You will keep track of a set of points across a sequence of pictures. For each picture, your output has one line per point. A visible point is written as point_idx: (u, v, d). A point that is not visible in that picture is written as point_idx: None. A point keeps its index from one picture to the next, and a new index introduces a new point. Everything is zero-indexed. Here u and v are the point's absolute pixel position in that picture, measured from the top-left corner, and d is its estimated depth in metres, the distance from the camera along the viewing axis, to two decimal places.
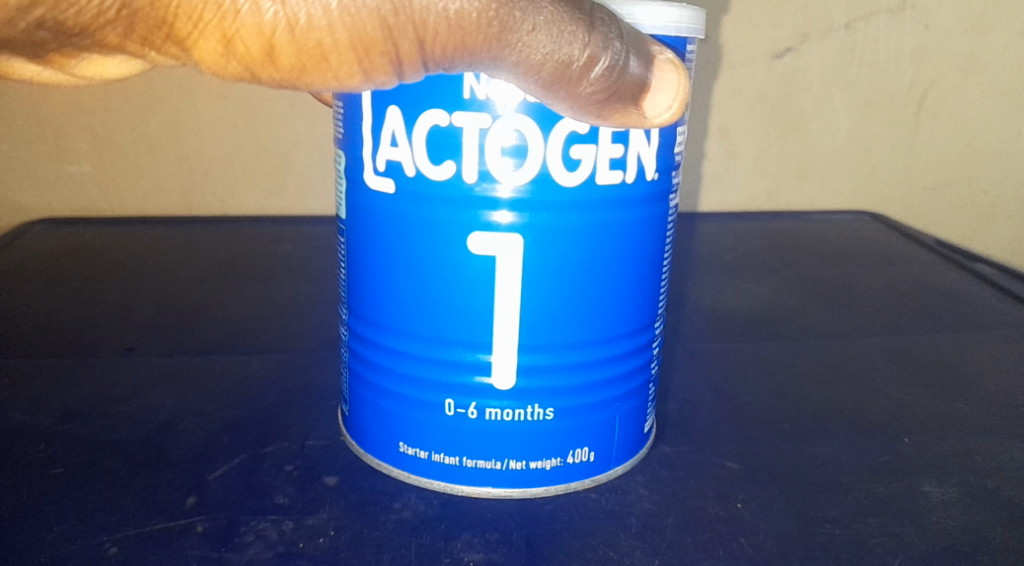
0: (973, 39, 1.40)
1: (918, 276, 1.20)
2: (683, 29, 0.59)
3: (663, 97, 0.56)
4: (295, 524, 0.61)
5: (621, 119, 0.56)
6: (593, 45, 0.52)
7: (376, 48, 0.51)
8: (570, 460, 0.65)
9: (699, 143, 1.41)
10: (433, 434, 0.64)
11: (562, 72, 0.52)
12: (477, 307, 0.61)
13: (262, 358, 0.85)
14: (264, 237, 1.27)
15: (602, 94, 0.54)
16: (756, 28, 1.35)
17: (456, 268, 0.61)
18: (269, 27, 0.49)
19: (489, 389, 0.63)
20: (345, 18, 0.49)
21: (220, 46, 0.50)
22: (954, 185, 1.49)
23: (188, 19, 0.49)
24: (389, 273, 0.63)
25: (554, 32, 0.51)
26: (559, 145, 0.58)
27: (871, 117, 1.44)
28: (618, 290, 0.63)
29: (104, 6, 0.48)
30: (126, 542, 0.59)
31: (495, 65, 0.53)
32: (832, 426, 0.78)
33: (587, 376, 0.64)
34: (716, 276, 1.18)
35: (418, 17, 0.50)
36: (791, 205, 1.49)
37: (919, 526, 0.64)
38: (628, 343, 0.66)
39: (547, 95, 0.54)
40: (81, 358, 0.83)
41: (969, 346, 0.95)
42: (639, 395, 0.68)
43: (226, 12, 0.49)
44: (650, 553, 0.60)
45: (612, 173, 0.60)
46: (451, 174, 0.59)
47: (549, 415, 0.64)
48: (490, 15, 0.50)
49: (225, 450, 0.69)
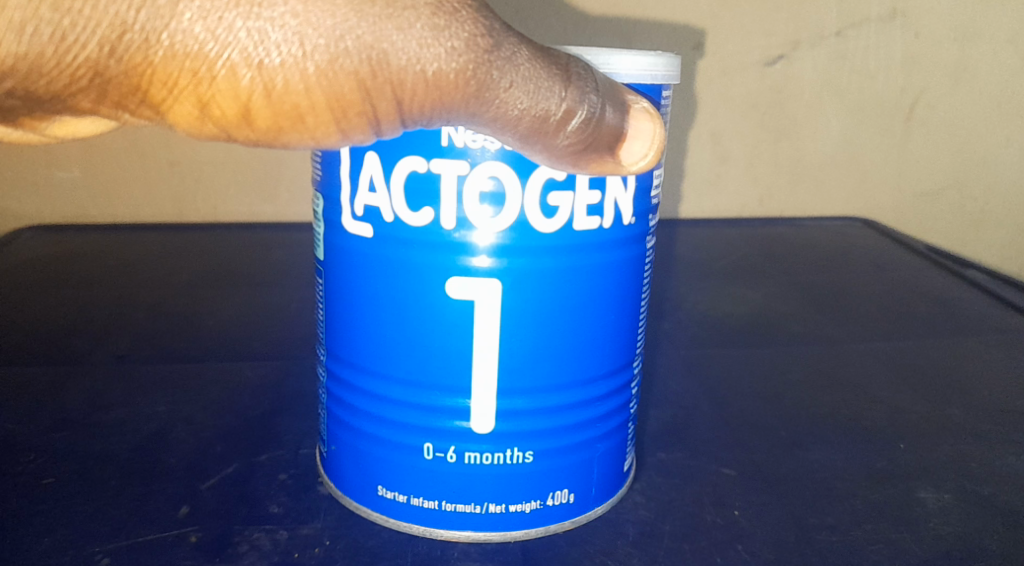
0: (963, 45, 1.41)
1: (911, 282, 1.20)
2: (659, 76, 0.57)
3: (640, 145, 0.55)
4: (289, 533, 0.61)
5: (599, 167, 0.54)
6: (570, 100, 0.50)
7: (353, 109, 0.48)
8: (550, 503, 0.62)
9: (692, 151, 1.41)
10: (413, 478, 0.61)
11: (539, 126, 0.51)
12: (456, 351, 0.58)
13: (255, 365, 0.84)
14: (257, 244, 1.26)
15: (579, 144, 0.52)
16: (748, 36, 1.36)
17: (435, 310, 0.58)
18: (245, 91, 0.46)
19: (469, 432, 0.60)
20: (322, 80, 0.46)
21: (195, 110, 0.47)
22: (946, 191, 1.50)
23: (162, 85, 0.45)
24: (367, 314, 0.60)
25: (531, 88, 0.49)
26: (536, 192, 0.56)
27: (862, 124, 1.44)
28: (597, 330, 0.60)
29: (75, 76, 0.44)
30: (118, 552, 0.58)
31: (471, 120, 0.51)
32: (827, 433, 0.77)
33: (565, 418, 0.61)
34: (709, 282, 1.18)
35: (397, 78, 0.47)
36: (783, 211, 1.49)
37: (916, 533, 0.64)
38: (607, 384, 0.63)
39: (523, 147, 0.52)
40: (74, 366, 0.83)
41: (963, 353, 0.95)
42: (619, 433, 0.65)
43: (202, 79, 0.45)
44: (646, 560, 0.60)
45: (589, 219, 0.57)
46: (430, 221, 0.56)
47: (528, 458, 0.61)
48: (468, 76, 0.48)
49: (218, 459, 0.68)
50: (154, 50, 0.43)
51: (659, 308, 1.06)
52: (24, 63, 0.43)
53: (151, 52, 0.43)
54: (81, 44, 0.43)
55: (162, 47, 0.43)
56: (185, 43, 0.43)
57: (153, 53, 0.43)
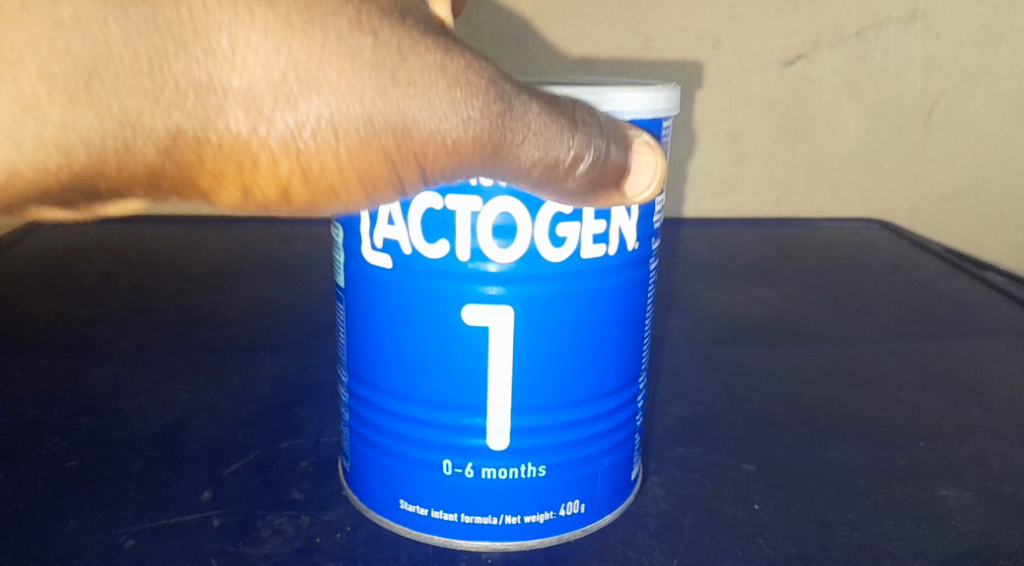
0: (984, 48, 1.38)
1: (929, 284, 1.19)
2: (659, 110, 0.56)
3: (643, 177, 0.53)
4: (311, 519, 0.61)
5: (606, 201, 0.53)
6: (578, 146, 0.49)
7: (382, 181, 0.46)
8: (563, 514, 0.60)
9: (710, 150, 1.41)
10: (432, 492, 0.59)
11: (550, 173, 0.49)
12: (473, 372, 0.57)
13: (276, 356, 0.85)
14: (275, 238, 1.26)
15: (587, 185, 0.51)
16: (767, 35, 1.35)
17: (449, 336, 0.56)
18: (286, 174, 0.44)
19: (485, 448, 0.58)
20: (353, 156, 0.44)
21: (238, 196, 0.45)
22: (962, 195, 1.47)
23: (208, 176, 0.44)
24: (388, 338, 0.58)
25: (542, 140, 0.48)
26: (546, 223, 0.54)
27: (880, 124, 1.43)
28: (606, 349, 0.59)
29: (123, 178, 0.42)
30: (142, 534, 0.58)
31: (484, 174, 0.49)
32: (846, 431, 0.77)
33: (576, 434, 0.60)
34: (727, 282, 1.18)
35: (417, 145, 0.45)
36: (800, 212, 1.49)
37: (938, 530, 0.64)
38: (615, 400, 0.61)
39: (534, 191, 0.51)
40: (93, 354, 0.83)
41: (983, 355, 0.95)
42: (628, 445, 0.63)
43: (245, 167, 0.43)
44: (668, 553, 0.60)
45: (595, 247, 0.56)
46: (446, 253, 0.55)
47: (541, 471, 0.59)
48: (483, 138, 0.46)
49: (240, 446, 0.69)
50: (200, 143, 0.42)
51: (676, 307, 1.07)
52: (76, 155, 0.41)
53: (198, 144, 0.42)
54: (131, 145, 0.41)
55: (208, 137, 0.42)
56: (232, 132, 0.42)
57: (199, 145, 0.42)
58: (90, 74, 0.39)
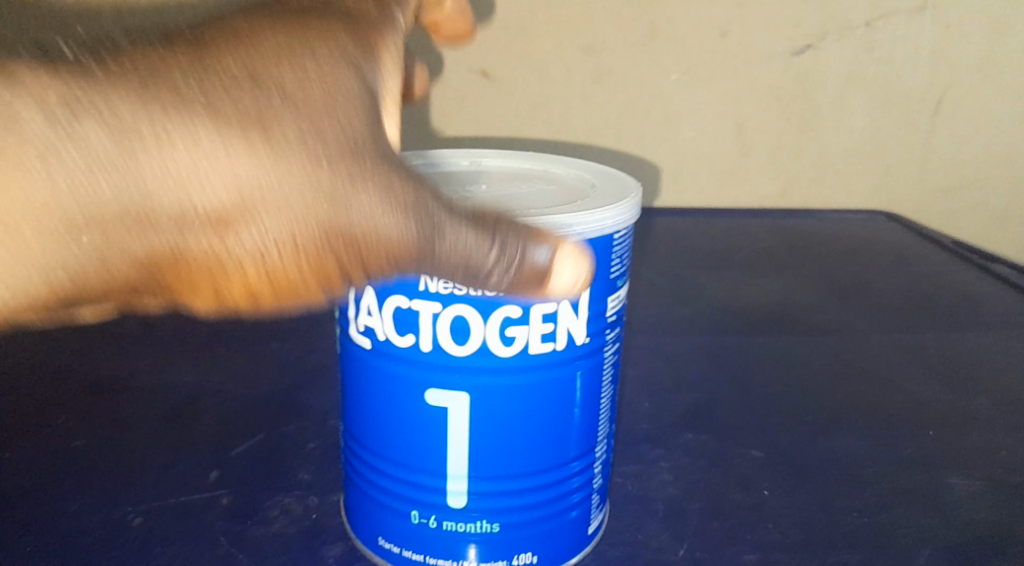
0: (995, 39, 1.30)
1: (936, 275, 1.19)
2: (609, 226, 0.51)
3: (568, 273, 0.48)
4: (319, 500, 0.61)
5: (534, 296, 0.49)
6: (490, 236, 0.46)
7: (336, 281, 0.47)
8: (516, 563, 0.56)
9: (718, 138, 1.34)
10: (397, 530, 0.56)
11: (466, 270, 0.47)
12: (432, 440, 0.53)
13: (282, 338, 0.84)
14: None
15: (510, 283, 0.48)
16: (774, 22, 1.26)
17: (412, 418, 0.53)
18: (253, 279, 0.46)
19: (443, 499, 0.54)
20: (310, 257, 0.46)
21: (208, 300, 0.47)
22: (971, 186, 1.40)
23: (178, 280, 0.46)
24: (363, 395, 0.55)
25: (454, 229, 0.46)
26: (494, 325, 0.51)
27: (890, 117, 1.35)
28: (562, 417, 0.54)
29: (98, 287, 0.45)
30: (149, 513, 0.58)
31: (407, 270, 0.48)
32: (854, 420, 0.77)
33: (530, 494, 0.55)
34: (732, 271, 1.17)
35: (352, 240, 0.46)
36: (806, 202, 1.43)
37: (947, 518, 0.64)
38: (572, 462, 0.56)
39: (461, 285, 0.49)
40: (100, 333, 0.83)
41: (990, 348, 0.94)
42: (589, 499, 0.58)
43: (214, 270, 0.46)
44: (676, 537, 0.61)
45: (543, 345, 0.52)
46: (408, 344, 0.52)
47: (495, 525, 0.55)
48: (402, 225, 0.46)
49: (246, 427, 0.69)
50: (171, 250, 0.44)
51: (682, 295, 1.06)
52: (47, 268, 0.43)
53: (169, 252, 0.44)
54: (108, 260, 0.44)
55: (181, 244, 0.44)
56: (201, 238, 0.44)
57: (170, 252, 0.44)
58: (63, 199, 0.41)
